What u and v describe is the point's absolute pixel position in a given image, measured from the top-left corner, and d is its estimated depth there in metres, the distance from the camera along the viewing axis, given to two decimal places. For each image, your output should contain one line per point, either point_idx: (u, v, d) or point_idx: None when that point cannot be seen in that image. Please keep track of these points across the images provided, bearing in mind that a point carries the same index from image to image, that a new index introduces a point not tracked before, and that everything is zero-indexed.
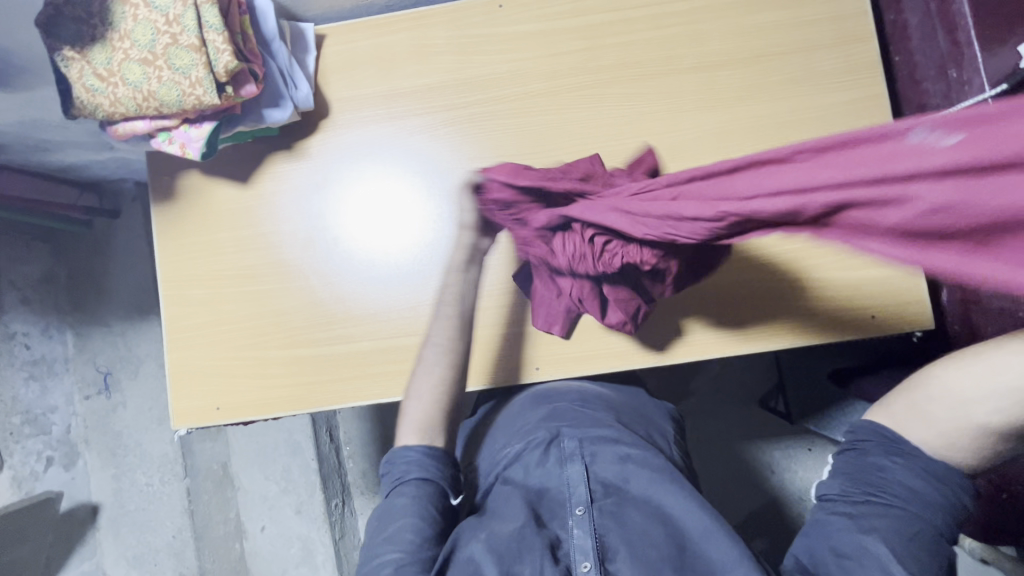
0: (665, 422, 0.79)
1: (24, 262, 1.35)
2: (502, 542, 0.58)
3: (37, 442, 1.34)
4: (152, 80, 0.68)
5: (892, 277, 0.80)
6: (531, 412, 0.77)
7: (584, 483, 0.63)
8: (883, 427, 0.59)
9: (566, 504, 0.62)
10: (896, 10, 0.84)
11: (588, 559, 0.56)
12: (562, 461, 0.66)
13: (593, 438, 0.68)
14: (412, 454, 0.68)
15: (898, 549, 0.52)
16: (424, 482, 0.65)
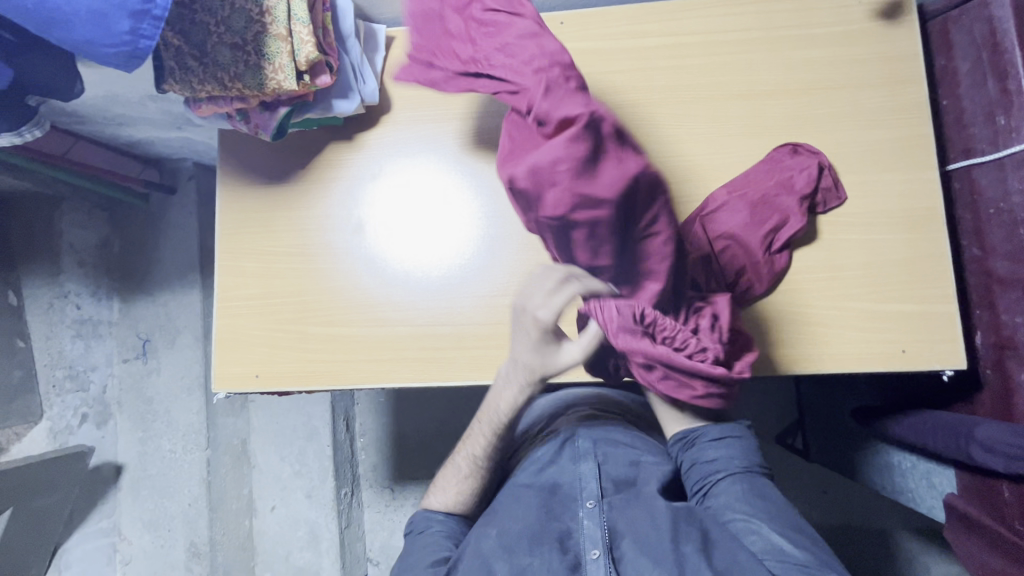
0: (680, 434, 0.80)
1: (85, 229, 1.44)
2: (522, 532, 0.68)
3: (75, 398, 1.41)
4: (241, 64, 0.74)
5: (924, 313, 0.79)
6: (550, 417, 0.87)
7: (595, 481, 0.73)
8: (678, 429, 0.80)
9: (578, 498, 0.72)
10: (946, 55, 0.85)
11: (598, 548, 0.67)
12: (576, 459, 0.77)
13: (605, 442, 0.79)
14: (433, 514, 0.78)
15: (749, 487, 0.71)
16: (442, 533, 0.76)
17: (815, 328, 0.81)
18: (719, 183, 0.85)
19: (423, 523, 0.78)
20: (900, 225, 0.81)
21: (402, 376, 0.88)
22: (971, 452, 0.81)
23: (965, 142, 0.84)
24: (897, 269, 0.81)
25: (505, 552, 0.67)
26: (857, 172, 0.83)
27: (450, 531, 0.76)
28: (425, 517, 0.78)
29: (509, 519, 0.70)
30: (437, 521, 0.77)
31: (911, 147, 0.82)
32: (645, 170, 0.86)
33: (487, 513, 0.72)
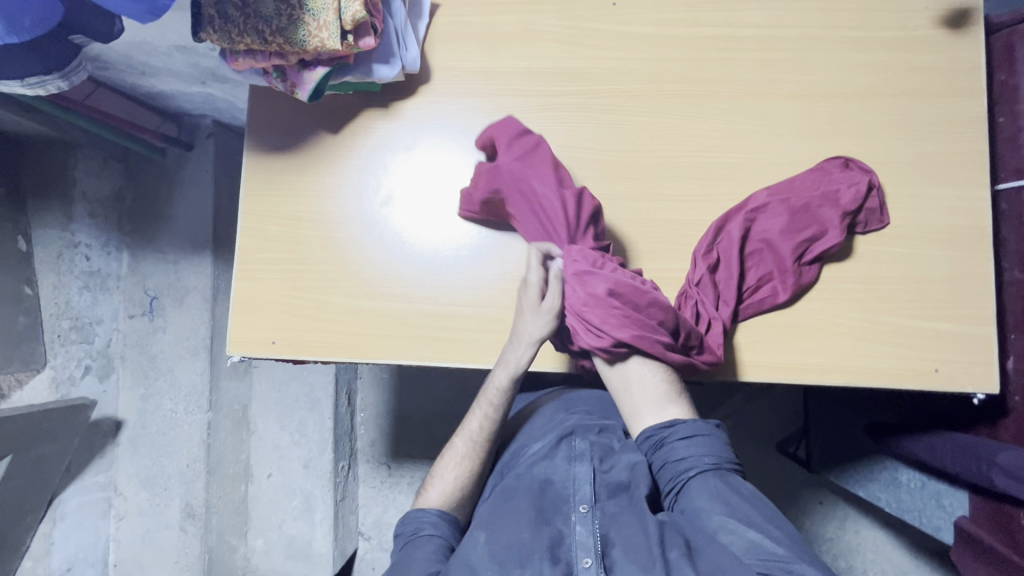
0: None
1: (99, 178, 1.41)
2: (505, 543, 0.61)
3: (79, 349, 1.38)
4: (284, 18, 0.72)
5: (960, 332, 0.78)
6: (550, 413, 0.82)
7: (589, 484, 0.66)
8: (649, 428, 0.71)
9: (569, 501, 0.65)
10: (1008, 70, 0.83)
11: (591, 556, 0.59)
12: (569, 460, 0.70)
13: (601, 447, 0.72)
14: (428, 515, 0.72)
15: (724, 488, 0.63)
16: (436, 537, 0.69)
17: (847, 339, 0.79)
18: (763, 184, 0.83)
19: (414, 526, 0.71)
20: (944, 242, 0.79)
21: (424, 356, 0.86)
22: (992, 477, 0.80)
23: (1019, 161, 0.81)
24: (937, 286, 0.79)
25: (492, 563, 0.60)
26: (906, 183, 0.81)
27: (442, 537, 0.70)
28: (420, 518, 0.72)
29: (499, 524, 0.63)
30: (432, 523, 0.71)
31: (964, 163, 0.80)
32: (687, 164, 0.84)
33: (477, 516, 0.66)
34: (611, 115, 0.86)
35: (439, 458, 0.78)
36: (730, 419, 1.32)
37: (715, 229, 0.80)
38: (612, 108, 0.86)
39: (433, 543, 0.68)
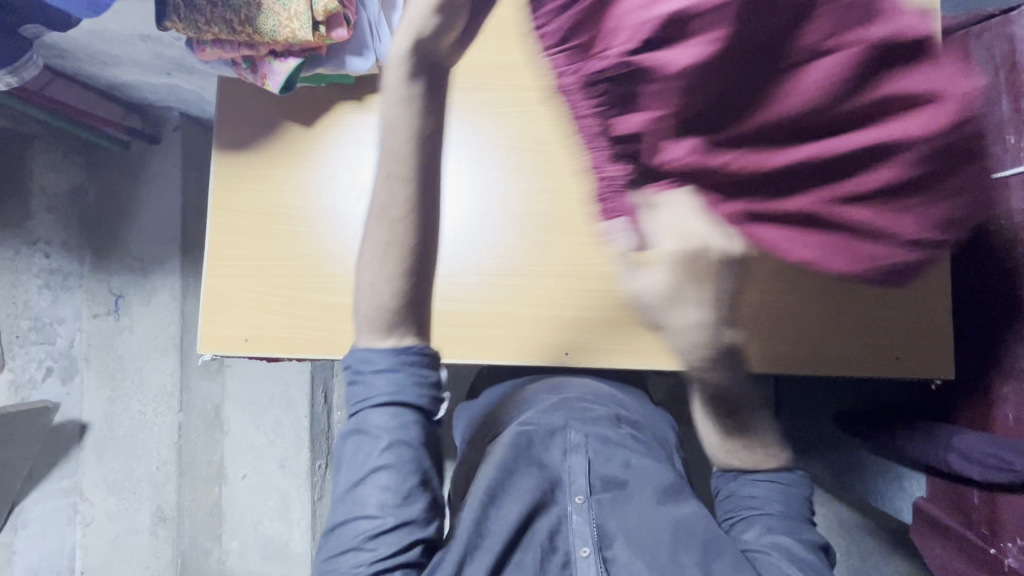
0: (669, 430, 0.82)
1: (58, 172, 1.35)
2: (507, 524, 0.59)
3: (41, 350, 1.33)
4: (252, 7, 0.70)
5: (918, 322, 0.82)
6: (541, 404, 0.78)
7: (584, 475, 0.65)
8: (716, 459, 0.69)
9: (565, 490, 0.64)
10: None
11: (588, 545, 0.60)
12: (564, 450, 0.68)
13: (598, 437, 0.70)
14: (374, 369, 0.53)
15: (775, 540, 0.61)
16: (389, 412, 0.54)
17: (810, 329, 0.83)
18: None
19: (365, 387, 0.55)
20: None
21: None
22: (948, 459, 0.84)
23: None
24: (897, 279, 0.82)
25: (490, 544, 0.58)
26: None
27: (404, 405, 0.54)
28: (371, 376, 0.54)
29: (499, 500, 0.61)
30: (386, 391, 0.54)
31: None
32: None
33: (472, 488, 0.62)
34: None
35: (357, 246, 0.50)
36: None
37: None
38: None
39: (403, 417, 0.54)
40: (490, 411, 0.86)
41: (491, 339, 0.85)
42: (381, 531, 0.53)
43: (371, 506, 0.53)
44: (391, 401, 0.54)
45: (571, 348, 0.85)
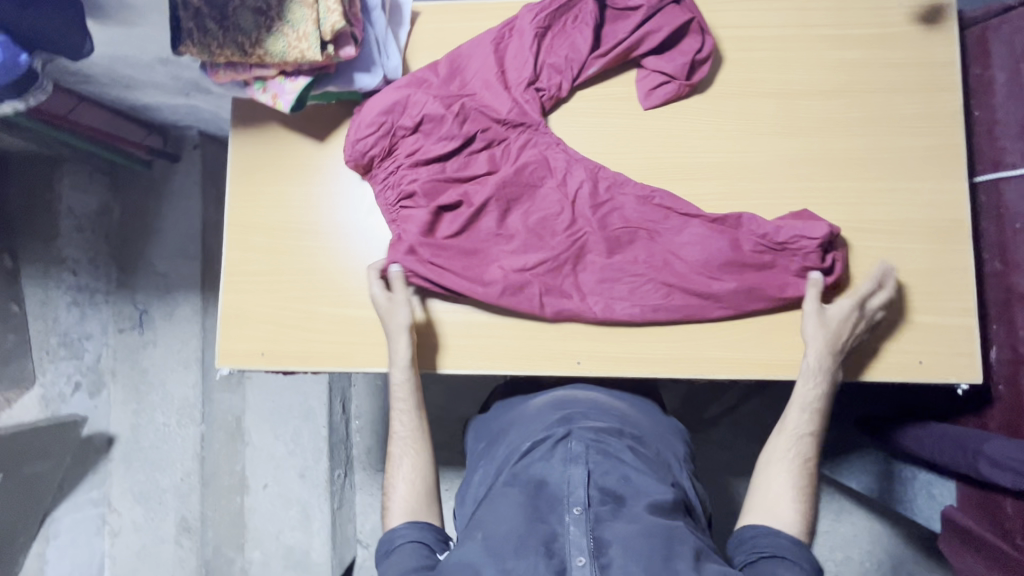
0: (677, 441, 0.81)
1: (85, 192, 1.39)
2: (502, 533, 0.62)
3: (69, 365, 1.37)
4: (263, 30, 0.72)
5: (943, 324, 0.79)
6: (544, 418, 0.78)
7: (583, 487, 0.64)
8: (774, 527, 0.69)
9: (563, 502, 0.64)
10: (982, 65, 0.84)
11: (584, 555, 0.59)
12: (565, 461, 0.68)
13: (598, 448, 0.70)
14: (401, 530, 0.73)
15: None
16: (411, 541, 0.71)
17: None
18: (750, 183, 0.83)
19: (391, 540, 0.73)
20: (926, 237, 0.80)
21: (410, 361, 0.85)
22: (978, 465, 0.81)
23: (995, 154, 0.83)
24: (918, 280, 0.80)
25: (488, 558, 0.60)
26: (885, 179, 0.82)
27: (420, 544, 0.71)
28: (396, 535, 0.73)
29: (492, 519, 0.64)
30: (406, 532, 0.73)
31: (942, 157, 0.81)
32: (674, 164, 0.84)
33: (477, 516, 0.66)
34: (593, 117, 0.86)
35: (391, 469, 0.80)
36: (726, 416, 1.32)
37: (361, 167, 0.86)
38: (594, 111, 0.86)
39: (413, 552, 0.69)
40: (494, 431, 0.85)
41: (502, 350, 0.84)
42: None
43: None
44: (412, 531, 0.73)
45: (582, 356, 0.83)
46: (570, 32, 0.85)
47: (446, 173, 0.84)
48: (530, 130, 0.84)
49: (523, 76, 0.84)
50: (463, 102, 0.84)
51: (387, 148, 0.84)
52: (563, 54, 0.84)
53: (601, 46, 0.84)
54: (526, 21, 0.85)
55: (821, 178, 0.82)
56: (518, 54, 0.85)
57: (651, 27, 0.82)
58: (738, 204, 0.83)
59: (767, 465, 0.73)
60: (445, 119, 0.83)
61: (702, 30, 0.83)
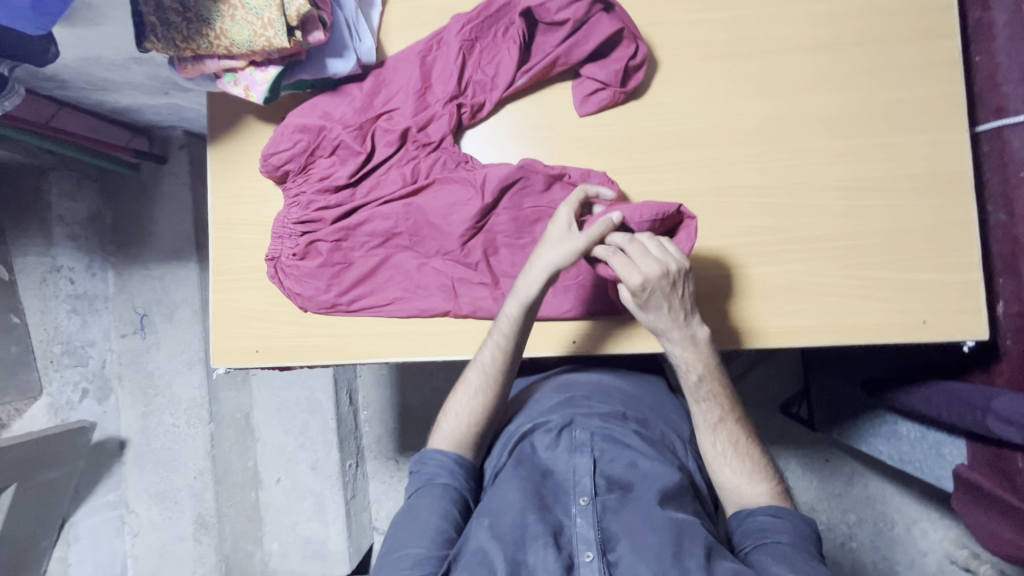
0: (681, 419, 0.79)
1: (75, 200, 1.39)
2: (508, 525, 0.60)
3: (74, 373, 1.39)
4: (226, 19, 0.70)
5: (948, 281, 0.77)
6: (547, 402, 0.77)
7: (589, 476, 0.64)
8: (736, 514, 0.68)
9: (569, 493, 0.63)
10: (982, 8, 0.80)
11: (592, 549, 0.58)
12: (571, 450, 0.67)
13: (604, 435, 0.68)
14: (443, 458, 0.72)
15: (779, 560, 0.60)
16: (446, 483, 0.70)
17: (833, 300, 0.78)
18: (741, 148, 0.80)
19: (427, 474, 0.71)
20: (927, 192, 0.78)
21: (406, 350, 0.84)
22: (988, 423, 0.79)
23: (998, 101, 0.79)
24: (921, 238, 0.77)
25: (499, 548, 0.58)
26: (882, 134, 0.79)
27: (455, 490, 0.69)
28: (436, 463, 0.71)
29: (497, 506, 0.62)
30: (440, 472, 0.71)
31: (940, 108, 0.78)
32: (662, 133, 0.81)
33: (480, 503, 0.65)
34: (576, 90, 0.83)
35: (449, 402, 0.76)
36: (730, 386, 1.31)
37: (277, 179, 0.84)
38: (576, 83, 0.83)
39: (443, 498, 0.68)
40: None
41: None
42: (422, 565, 0.61)
43: (413, 549, 0.63)
44: (450, 472, 0.70)
45: (578, 336, 0.82)
46: (497, 44, 0.82)
47: (358, 197, 0.83)
48: (441, 151, 0.83)
49: (448, 90, 0.82)
50: (377, 125, 0.83)
51: (303, 164, 0.82)
52: (488, 68, 0.82)
53: (530, 59, 0.81)
54: (452, 33, 0.82)
55: (814, 137, 0.80)
56: (444, 68, 0.82)
57: (579, 38, 0.79)
58: (730, 170, 0.80)
59: (714, 462, 0.71)
60: (356, 144, 0.82)
61: (635, 37, 0.79)
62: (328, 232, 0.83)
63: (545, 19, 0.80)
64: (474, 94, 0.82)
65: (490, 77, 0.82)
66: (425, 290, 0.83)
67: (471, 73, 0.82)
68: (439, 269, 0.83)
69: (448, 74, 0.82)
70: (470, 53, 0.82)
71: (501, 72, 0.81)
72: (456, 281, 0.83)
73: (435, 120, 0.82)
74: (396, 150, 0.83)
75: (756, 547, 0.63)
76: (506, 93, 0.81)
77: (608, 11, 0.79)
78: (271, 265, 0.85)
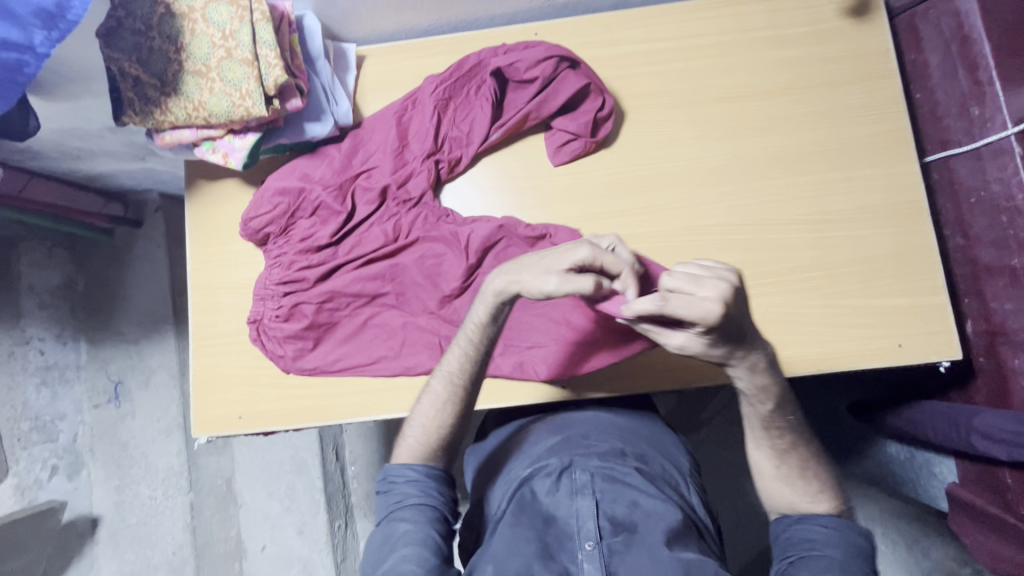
0: (679, 453, 0.79)
1: (45, 269, 1.36)
2: None
3: (43, 450, 1.34)
4: (204, 91, 0.71)
5: (917, 304, 0.80)
6: (544, 443, 0.76)
7: (593, 520, 0.63)
8: (784, 521, 0.67)
9: (574, 538, 0.63)
10: (916, 50, 0.87)
11: None
12: (572, 493, 0.66)
13: (604, 475, 0.68)
14: (411, 473, 0.70)
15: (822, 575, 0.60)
16: (420, 502, 0.68)
17: (811, 328, 0.80)
18: (710, 188, 0.84)
19: (399, 493, 0.69)
20: (887, 221, 0.82)
21: (394, 407, 0.82)
22: (972, 441, 0.80)
23: (942, 134, 0.85)
24: (887, 264, 0.81)
25: None
26: (839, 169, 0.83)
27: (429, 507, 0.68)
28: (404, 481, 0.70)
29: (502, 556, 0.62)
30: (414, 493, 0.69)
31: (889, 142, 0.83)
32: (633, 178, 0.85)
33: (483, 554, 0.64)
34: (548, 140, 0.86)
35: (413, 413, 0.73)
36: (722, 415, 1.31)
37: (258, 242, 0.84)
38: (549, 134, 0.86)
39: (420, 519, 0.66)
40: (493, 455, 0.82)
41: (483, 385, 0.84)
42: None
43: None
44: (423, 488, 0.69)
45: (568, 380, 0.84)
46: (470, 101, 0.85)
47: (340, 256, 0.84)
48: (421, 206, 0.85)
49: (425, 147, 0.84)
50: (356, 185, 0.84)
51: (283, 226, 0.83)
52: (462, 126, 0.85)
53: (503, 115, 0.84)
54: (426, 93, 0.85)
55: (777, 175, 0.84)
56: (420, 126, 0.85)
57: (548, 94, 0.83)
58: (701, 209, 0.83)
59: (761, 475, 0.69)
60: (336, 205, 0.83)
61: (601, 90, 0.83)
62: (311, 293, 0.83)
63: (515, 77, 0.83)
64: (450, 150, 0.85)
65: (464, 134, 0.84)
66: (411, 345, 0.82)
67: (446, 131, 0.85)
68: (426, 327, 0.83)
69: (424, 134, 0.84)
70: (444, 112, 0.85)
71: (475, 129, 0.84)
72: (444, 334, 0.82)
73: (414, 177, 0.84)
74: (377, 207, 0.84)
75: (796, 560, 0.63)
76: (481, 148, 0.84)
77: (575, 67, 0.83)
78: (255, 329, 0.84)
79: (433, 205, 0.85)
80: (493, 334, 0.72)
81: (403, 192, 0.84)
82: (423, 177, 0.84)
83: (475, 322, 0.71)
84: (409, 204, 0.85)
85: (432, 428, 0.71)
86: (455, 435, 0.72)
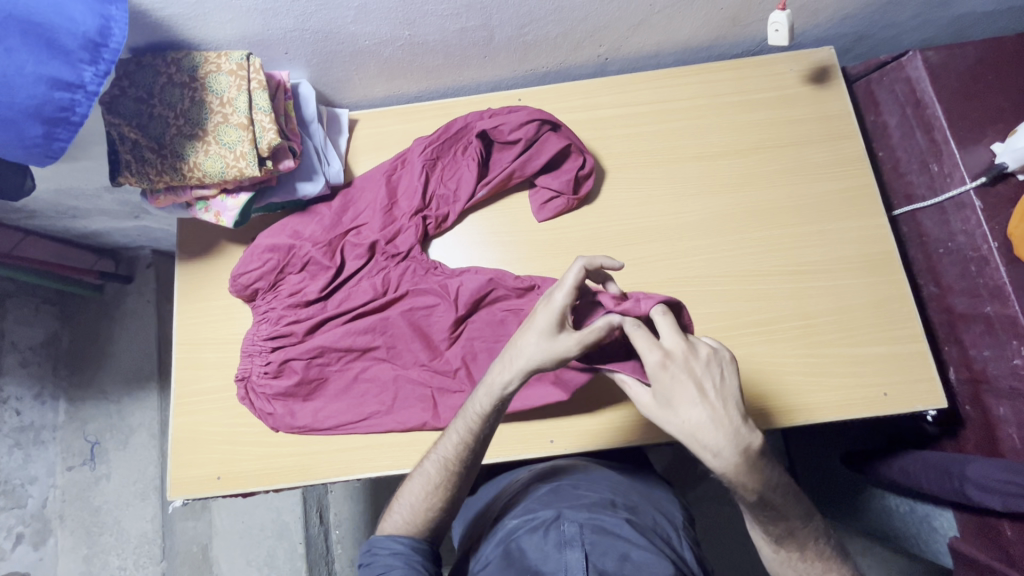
0: (672, 507, 0.76)
1: (30, 326, 1.36)
2: None
3: (8, 516, 1.28)
4: (200, 154, 0.74)
5: (897, 353, 0.81)
6: (531, 497, 0.74)
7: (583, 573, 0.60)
8: None
9: None
10: (875, 112, 0.93)
11: None
12: (560, 545, 0.64)
13: (593, 527, 0.65)
14: (396, 546, 0.67)
15: None
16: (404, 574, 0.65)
17: (797, 378, 0.80)
18: (690, 241, 0.87)
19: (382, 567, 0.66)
20: (861, 271, 0.84)
21: (378, 465, 0.80)
22: (966, 491, 0.79)
23: (906, 189, 0.89)
24: (865, 313, 0.83)
25: None
26: (812, 222, 0.87)
27: None
28: (388, 553, 0.67)
29: None
30: (398, 566, 0.66)
31: (857, 196, 0.87)
32: (615, 232, 0.87)
33: None
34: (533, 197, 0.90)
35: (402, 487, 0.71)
36: None
37: (247, 297, 0.85)
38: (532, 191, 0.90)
39: None
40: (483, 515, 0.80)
41: None
42: None
43: None
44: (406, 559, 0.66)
45: (555, 435, 0.82)
46: (456, 162, 0.89)
47: (329, 309, 0.85)
48: (410, 262, 0.86)
49: (413, 204, 0.87)
50: (346, 241, 0.86)
51: (272, 281, 0.84)
52: (449, 184, 0.88)
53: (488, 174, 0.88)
54: (415, 153, 0.89)
55: (753, 228, 0.87)
56: (409, 184, 0.88)
57: (531, 154, 0.87)
58: (682, 262, 0.86)
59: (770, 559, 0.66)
60: (326, 259, 0.85)
61: (582, 150, 0.87)
62: (297, 347, 0.83)
63: (500, 139, 0.88)
64: (437, 207, 0.87)
65: (450, 192, 0.88)
66: (396, 400, 0.82)
67: (433, 189, 0.88)
68: (414, 378, 0.83)
69: (412, 192, 0.87)
70: (431, 171, 0.88)
71: (461, 187, 0.87)
72: (434, 390, 0.82)
73: (402, 233, 0.87)
74: (366, 262, 0.86)
75: None
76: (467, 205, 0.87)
77: (556, 129, 0.88)
78: (240, 385, 0.83)
79: (422, 261, 0.87)
80: (490, 423, 0.68)
81: (392, 249, 0.86)
82: (412, 233, 0.86)
83: (476, 409, 0.68)
84: (398, 260, 0.86)
85: (419, 509, 0.69)
86: (441, 519, 0.69)
